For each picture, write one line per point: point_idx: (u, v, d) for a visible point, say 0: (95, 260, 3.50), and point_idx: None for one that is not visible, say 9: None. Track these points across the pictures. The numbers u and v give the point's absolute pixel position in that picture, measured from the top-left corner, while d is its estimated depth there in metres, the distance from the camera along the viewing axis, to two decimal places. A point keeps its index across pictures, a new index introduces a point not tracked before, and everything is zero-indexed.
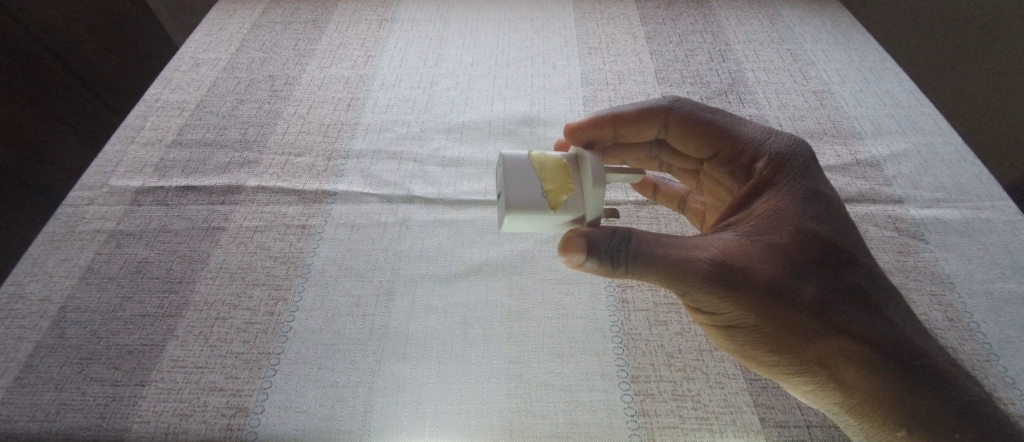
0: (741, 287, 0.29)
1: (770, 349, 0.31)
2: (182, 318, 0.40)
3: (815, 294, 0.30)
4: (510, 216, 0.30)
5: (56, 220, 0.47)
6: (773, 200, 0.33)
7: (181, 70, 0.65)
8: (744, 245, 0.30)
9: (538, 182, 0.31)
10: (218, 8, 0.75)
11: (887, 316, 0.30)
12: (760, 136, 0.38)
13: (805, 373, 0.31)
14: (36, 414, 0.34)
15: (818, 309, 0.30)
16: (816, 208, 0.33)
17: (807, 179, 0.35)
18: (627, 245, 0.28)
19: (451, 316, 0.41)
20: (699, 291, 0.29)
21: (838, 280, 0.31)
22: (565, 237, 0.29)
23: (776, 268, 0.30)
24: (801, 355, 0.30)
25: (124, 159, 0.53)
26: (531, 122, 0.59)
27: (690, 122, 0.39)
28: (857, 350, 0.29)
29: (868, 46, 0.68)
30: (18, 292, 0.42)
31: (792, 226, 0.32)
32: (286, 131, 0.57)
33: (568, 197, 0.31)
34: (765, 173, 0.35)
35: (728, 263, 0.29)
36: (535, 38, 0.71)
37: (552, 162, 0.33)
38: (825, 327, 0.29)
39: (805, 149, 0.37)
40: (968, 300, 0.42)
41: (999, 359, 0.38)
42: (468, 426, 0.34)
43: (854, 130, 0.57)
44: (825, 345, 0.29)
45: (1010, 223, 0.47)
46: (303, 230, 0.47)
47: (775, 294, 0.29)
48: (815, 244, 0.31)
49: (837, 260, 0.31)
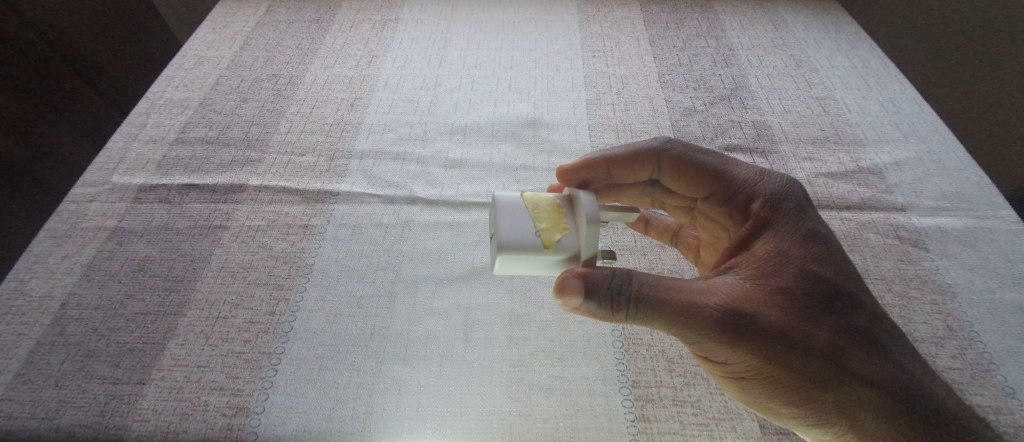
0: (750, 334, 0.28)
1: (785, 397, 0.30)
2: (183, 317, 0.40)
3: (826, 340, 0.29)
4: (503, 256, 0.30)
5: (57, 217, 0.47)
6: (773, 242, 0.33)
7: (185, 67, 0.65)
8: (749, 289, 0.30)
9: (532, 221, 0.31)
10: (223, 7, 0.75)
11: (900, 361, 0.30)
12: (754, 177, 0.38)
13: (821, 420, 0.30)
14: (36, 412, 0.34)
15: (831, 355, 0.29)
16: (817, 249, 0.33)
17: (804, 219, 0.35)
18: (630, 288, 0.28)
19: (452, 318, 0.41)
20: (707, 338, 0.29)
21: (847, 324, 0.30)
22: (562, 278, 0.29)
23: (785, 313, 0.29)
24: (817, 403, 0.29)
25: (127, 156, 0.53)
26: (534, 125, 0.59)
27: (684, 163, 0.40)
28: (876, 399, 0.28)
29: (872, 53, 0.69)
30: (19, 288, 0.42)
31: (795, 269, 0.31)
32: (289, 130, 0.57)
33: (562, 236, 0.31)
34: (762, 214, 0.35)
35: (735, 309, 0.29)
36: (539, 40, 0.71)
37: (547, 202, 0.33)
38: (840, 374, 0.29)
39: (799, 190, 0.37)
40: (969, 309, 0.42)
41: (998, 369, 0.38)
42: (468, 429, 0.34)
43: (856, 136, 0.58)
44: (842, 393, 0.29)
45: (1011, 233, 0.47)
46: (305, 230, 0.47)
47: (786, 341, 0.29)
48: (819, 288, 0.31)
49: (844, 303, 0.31)
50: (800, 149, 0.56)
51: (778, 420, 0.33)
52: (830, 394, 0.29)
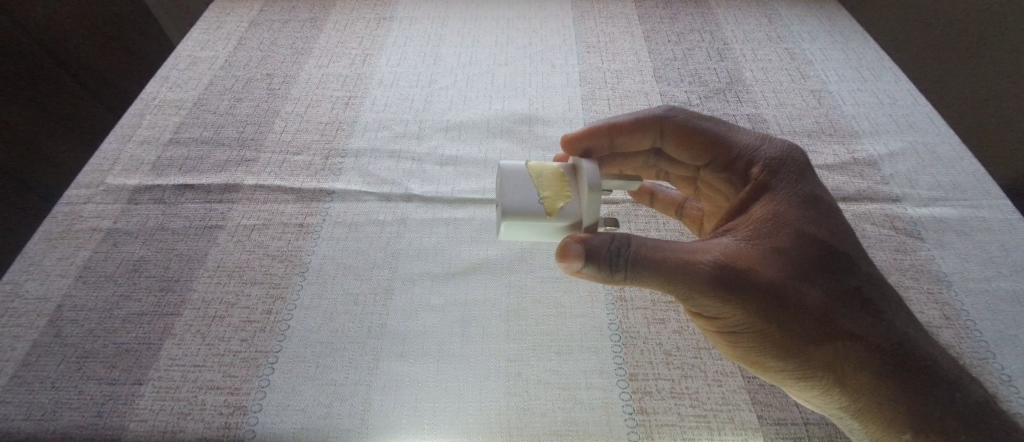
0: (744, 291, 0.29)
1: (775, 355, 0.31)
2: (179, 317, 0.40)
3: (819, 299, 0.30)
4: (507, 222, 0.31)
5: (52, 219, 0.47)
6: (772, 204, 0.33)
7: (178, 68, 0.65)
8: (746, 249, 0.30)
9: (535, 189, 0.32)
10: (216, 7, 0.75)
11: (893, 322, 0.30)
12: (755, 142, 0.38)
13: (812, 379, 0.30)
14: (33, 414, 0.34)
15: (822, 313, 0.29)
16: (813, 212, 0.33)
17: (804, 184, 0.35)
18: (627, 251, 0.29)
19: (449, 315, 0.41)
20: (701, 295, 0.29)
21: (842, 285, 0.31)
22: (564, 243, 0.30)
23: (780, 272, 0.30)
24: (807, 361, 0.30)
25: (121, 157, 0.53)
26: (529, 120, 0.59)
27: (685, 130, 0.40)
28: (864, 357, 0.29)
29: (866, 45, 0.69)
30: (15, 290, 0.42)
31: (793, 231, 0.32)
32: (284, 129, 0.57)
33: (565, 203, 0.32)
34: (761, 177, 0.35)
35: (731, 268, 0.29)
36: (534, 36, 0.70)
37: (550, 171, 0.33)
38: (829, 331, 0.29)
39: (800, 155, 0.37)
40: (965, 298, 0.42)
41: (995, 357, 0.38)
42: (465, 424, 0.34)
43: (851, 128, 0.58)
44: (834, 350, 0.29)
45: (1006, 222, 0.48)
46: (301, 229, 0.47)
47: (778, 298, 0.29)
48: (816, 249, 0.31)
49: (839, 264, 0.31)
50: (795, 141, 0.56)
51: (768, 377, 0.33)
52: (820, 351, 0.29)
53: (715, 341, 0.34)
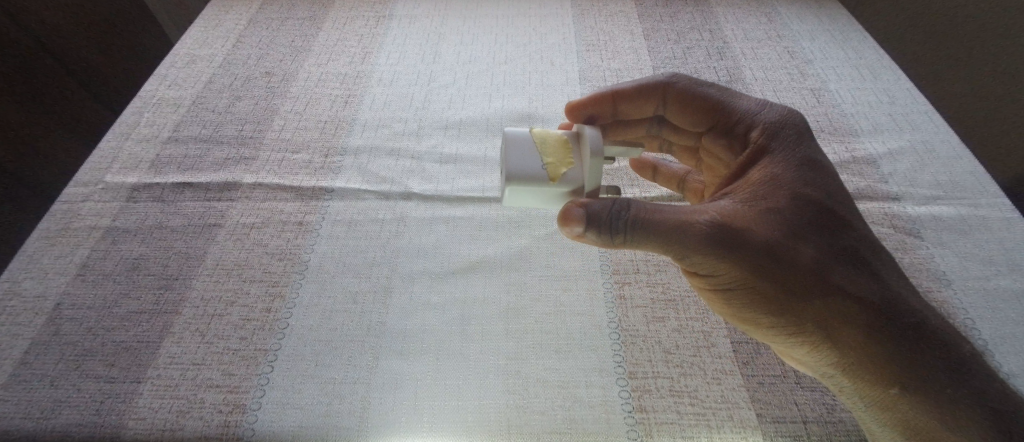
0: (739, 248, 0.30)
1: (769, 312, 0.32)
2: (178, 315, 0.40)
3: (811, 256, 0.31)
4: (511, 187, 0.33)
5: (50, 217, 0.47)
6: (770, 167, 0.35)
7: (178, 66, 0.64)
8: (742, 209, 0.32)
9: (539, 156, 0.34)
10: (215, 5, 0.75)
11: (884, 278, 0.32)
12: (755, 108, 0.40)
13: (803, 335, 0.32)
14: (31, 412, 0.34)
15: (815, 269, 0.31)
16: (810, 174, 0.35)
17: (802, 148, 0.37)
18: (625, 214, 0.30)
19: (449, 313, 0.41)
20: (698, 253, 0.31)
21: (834, 243, 0.32)
22: (565, 208, 0.31)
23: (774, 230, 0.31)
24: (800, 315, 0.31)
25: (120, 155, 0.53)
26: (528, 118, 0.58)
27: (687, 96, 0.42)
28: (855, 310, 0.30)
29: (866, 44, 0.68)
30: (13, 288, 0.42)
31: (788, 193, 0.33)
32: (283, 127, 0.57)
33: (567, 170, 0.33)
34: (760, 141, 0.37)
35: (727, 227, 0.31)
36: (534, 34, 0.70)
37: (553, 138, 0.35)
38: (822, 286, 0.31)
39: (799, 120, 0.39)
40: (964, 297, 0.42)
41: (993, 355, 0.38)
42: (466, 421, 0.34)
43: (851, 127, 0.58)
44: (825, 305, 0.31)
45: (1006, 221, 0.48)
46: (300, 227, 0.47)
47: (773, 255, 0.31)
48: (810, 209, 0.33)
49: (833, 224, 0.33)
50: None
51: (761, 335, 0.35)
52: (813, 306, 0.31)
53: (712, 301, 0.36)
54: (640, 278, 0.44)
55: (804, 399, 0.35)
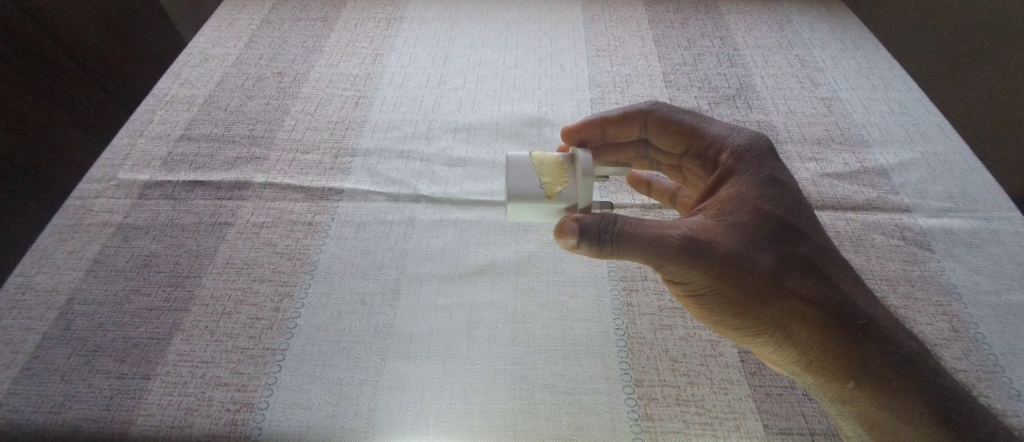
0: (706, 259, 0.31)
1: (736, 315, 0.33)
2: (188, 312, 0.40)
3: (770, 264, 0.32)
4: (512, 205, 0.35)
5: (64, 212, 0.48)
6: (736, 185, 0.36)
7: (190, 64, 0.65)
8: (711, 225, 0.33)
9: (537, 176, 0.36)
10: (229, 5, 0.76)
11: (836, 284, 0.33)
12: (724, 132, 0.40)
13: (765, 336, 0.33)
14: (42, 406, 0.34)
15: (774, 277, 0.32)
16: (773, 191, 0.36)
17: (765, 165, 0.38)
18: (614, 227, 0.31)
19: (456, 315, 0.41)
20: (672, 263, 0.32)
21: (791, 252, 0.33)
22: (561, 222, 0.33)
23: (739, 243, 0.32)
24: (763, 318, 0.32)
25: (132, 152, 0.54)
26: (537, 123, 0.59)
27: (668, 122, 0.42)
28: (810, 314, 0.32)
29: (877, 53, 0.68)
30: (25, 283, 0.42)
31: (750, 208, 0.34)
32: (293, 127, 0.57)
33: (563, 188, 0.35)
34: (727, 163, 0.38)
35: (694, 238, 0.32)
36: (544, 39, 0.71)
37: (551, 160, 0.37)
38: (781, 291, 0.32)
39: (764, 142, 0.40)
40: (974, 311, 0.41)
41: (1004, 371, 0.38)
42: (471, 424, 0.34)
43: (862, 137, 0.57)
44: (783, 309, 0.32)
45: (1017, 234, 0.47)
46: (309, 228, 0.47)
47: (738, 265, 0.32)
48: (770, 224, 0.34)
49: (791, 236, 0.34)
50: (805, 149, 0.56)
51: (731, 338, 0.36)
52: (773, 309, 0.32)
53: (687, 306, 0.37)
54: (648, 286, 0.44)
55: (812, 411, 0.35)
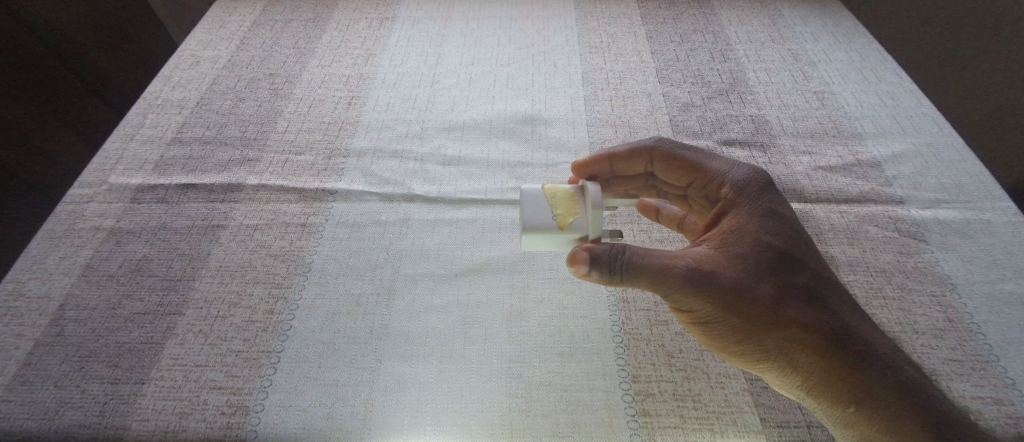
0: (710, 289, 0.31)
1: (739, 340, 0.33)
2: (182, 316, 0.40)
3: (770, 293, 0.32)
4: (526, 235, 0.35)
5: (55, 218, 0.47)
6: (737, 218, 0.36)
7: (181, 68, 0.65)
8: (715, 257, 0.33)
9: (548, 207, 0.36)
10: (220, 7, 0.75)
11: (834, 309, 0.33)
12: (726, 167, 0.40)
13: (768, 361, 0.33)
14: (35, 413, 0.34)
15: (774, 304, 0.32)
16: (772, 223, 0.36)
17: (765, 199, 0.38)
18: (623, 256, 0.31)
19: (451, 315, 0.41)
20: (679, 292, 0.32)
21: (792, 281, 0.33)
22: (573, 251, 0.32)
23: (741, 273, 0.32)
24: (765, 343, 0.32)
25: (124, 156, 0.53)
26: (531, 121, 0.58)
27: (672, 158, 0.42)
28: (811, 340, 0.31)
29: (869, 46, 0.68)
30: (18, 289, 0.42)
31: (752, 241, 0.35)
32: (287, 128, 0.57)
33: (575, 219, 0.35)
34: (728, 197, 0.38)
35: (699, 268, 0.32)
36: (537, 37, 0.70)
37: (563, 191, 0.37)
38: (780, 320, 0.32)
39: (764, 175, 0.40)
40: (969, 301, 0.42)
41: (998, 360, 0.38)
42: (468, 425, 0.34)
43: (855, 130, 0.57)
44: (785, 335, 0.32)
45: (1010, 224, 0.47)
46: (304, 229, 0.47)
47: (739, 294, 0.32)
48: (771, 256, 0.34)
49: (791, 266, 0.34)
50: (798, 143, 0.56)
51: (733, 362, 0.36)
52: (775, 335, 0.32)
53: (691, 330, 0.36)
54: None
55: None
